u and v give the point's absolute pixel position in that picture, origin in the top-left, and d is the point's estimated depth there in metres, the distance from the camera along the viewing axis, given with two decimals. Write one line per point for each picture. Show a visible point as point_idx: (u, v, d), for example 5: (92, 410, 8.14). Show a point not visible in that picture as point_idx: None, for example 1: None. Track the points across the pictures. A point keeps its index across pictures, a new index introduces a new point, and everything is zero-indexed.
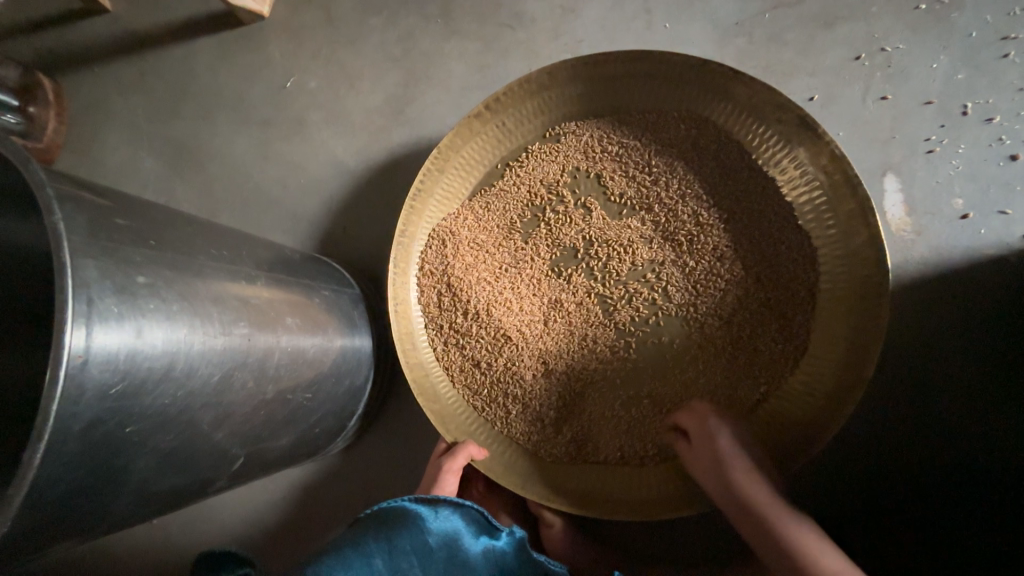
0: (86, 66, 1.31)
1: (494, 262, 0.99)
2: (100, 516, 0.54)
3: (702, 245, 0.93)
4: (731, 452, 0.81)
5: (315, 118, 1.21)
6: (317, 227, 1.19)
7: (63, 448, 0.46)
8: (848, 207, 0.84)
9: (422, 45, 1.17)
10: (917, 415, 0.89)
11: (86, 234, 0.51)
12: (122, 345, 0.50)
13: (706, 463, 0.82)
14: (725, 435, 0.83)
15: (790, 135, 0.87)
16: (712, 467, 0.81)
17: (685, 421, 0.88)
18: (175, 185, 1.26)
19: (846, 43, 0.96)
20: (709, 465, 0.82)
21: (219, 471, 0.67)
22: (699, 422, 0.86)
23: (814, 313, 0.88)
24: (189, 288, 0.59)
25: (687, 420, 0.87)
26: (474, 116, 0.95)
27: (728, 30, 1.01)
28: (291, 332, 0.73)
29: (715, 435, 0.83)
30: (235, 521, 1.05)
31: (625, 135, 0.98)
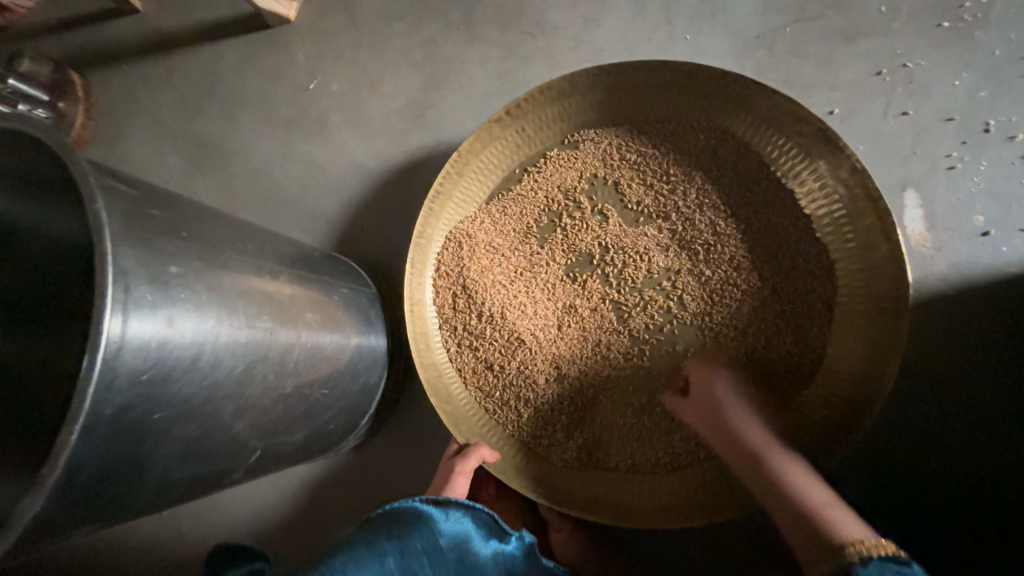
0: (115, 63, 1.35)
1: (510, 264, 1.00)
2: (125, 501, 0.55)
3: (718, 254, 0.93)
4: (733, 399, 0.83)
5: (336, 119, 1.23)
6: (334, 227, 1.20)
7: (95, 432, 0.47)
8: (867, 221, 0.84)
9: (444, 51, 1.19)
10: (933, 432, 0.88)
11: (124, 223, 0.52)
12: (155, 333, 0.51)
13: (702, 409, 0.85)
14: (727, 386, 0.85)
15: (810, 147, 0.87)
16: (713, 410, 0.83)
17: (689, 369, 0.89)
18: (197, 180, 1.29)
19: (868, 58, 0.97)
20: (708, 412, 0.83)
21: (236, 461, 0.67)
22: (700, 373, 0.87)
23: (831, 327, 0.87)
24: (217, 280, 0.60)
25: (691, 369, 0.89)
26: (494, 121, 0.97)
27: (748, 43, 1.02)
28: (310, 328, 0.74)
29: (719, 384, 0.85)
30: (244, 515, 1.05)
31: (645, 143, 0.99)
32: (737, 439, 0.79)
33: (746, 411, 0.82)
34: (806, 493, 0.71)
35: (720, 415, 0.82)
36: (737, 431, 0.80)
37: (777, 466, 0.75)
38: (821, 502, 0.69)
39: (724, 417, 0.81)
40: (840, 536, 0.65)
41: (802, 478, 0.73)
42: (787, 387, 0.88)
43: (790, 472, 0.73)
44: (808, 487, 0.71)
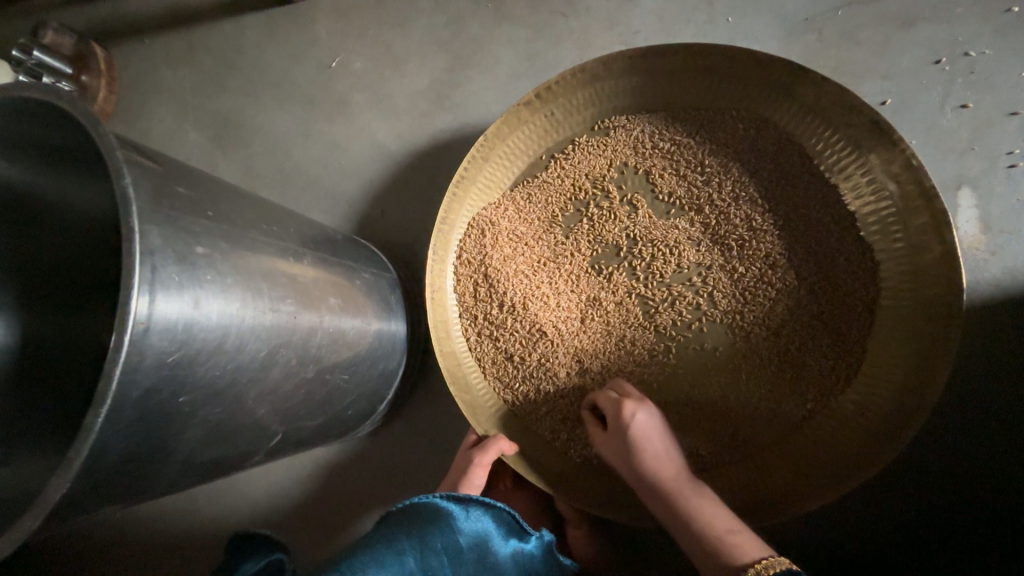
0: (137, 37, 1.34)
1: (533, 255, 0.97)
2: (149, 482, 0.54)
3: (753, 251, 0.89)
4: (645, 434, 0.79)
5: (359, 98, 1.20)
6: (354, 210, 1.18)
7: (121, 414, 0.46)
8: (920, 220, 0.79)
9: (471, 30, 1.15)
10: (972, 444, 0.84)
11: (152, 200, 0.50)
12: (182, 313, 0.50)
13: (616, 444, 0.81)
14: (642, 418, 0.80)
15: (860, 140, 0.82)
16: (626, 449, 0.79)
17: (602, 398, 0.85)
18: (218, 158, 1.27)
19: (926, 45, 0.90)
20: (622, 450, 0.80)
21: (257, 445, 0.67)
22: (614, 408, 0.82)
23: (871, 330, 0.83)
24: (241, 261, 0.59)
25: (605, 400, 0.84)
26: (524, 104, 0.93)
27: (796, 27, 0.96)
28: (333, 313, 0.73)
29: (632, 417, 0.80)
30: (260, 496, 1.06)
31: (679, 132, 0.94)
32: (651, 480, 0.76)
33: (654, 446, 0.79)
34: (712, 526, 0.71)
35: (633, 454, 0.78)
36: (648, 470, 0.77)
37: (685, 499, 0.74)
38: (723, 530, 0.70)
39: (636, 454, 0.78)
40: (744, 562, 0.66)
41: (711, 509, 0.72)
42: (819, 391, 0.85)
43: (697, 506, 0.73)
44: (713, 515, 0.72)
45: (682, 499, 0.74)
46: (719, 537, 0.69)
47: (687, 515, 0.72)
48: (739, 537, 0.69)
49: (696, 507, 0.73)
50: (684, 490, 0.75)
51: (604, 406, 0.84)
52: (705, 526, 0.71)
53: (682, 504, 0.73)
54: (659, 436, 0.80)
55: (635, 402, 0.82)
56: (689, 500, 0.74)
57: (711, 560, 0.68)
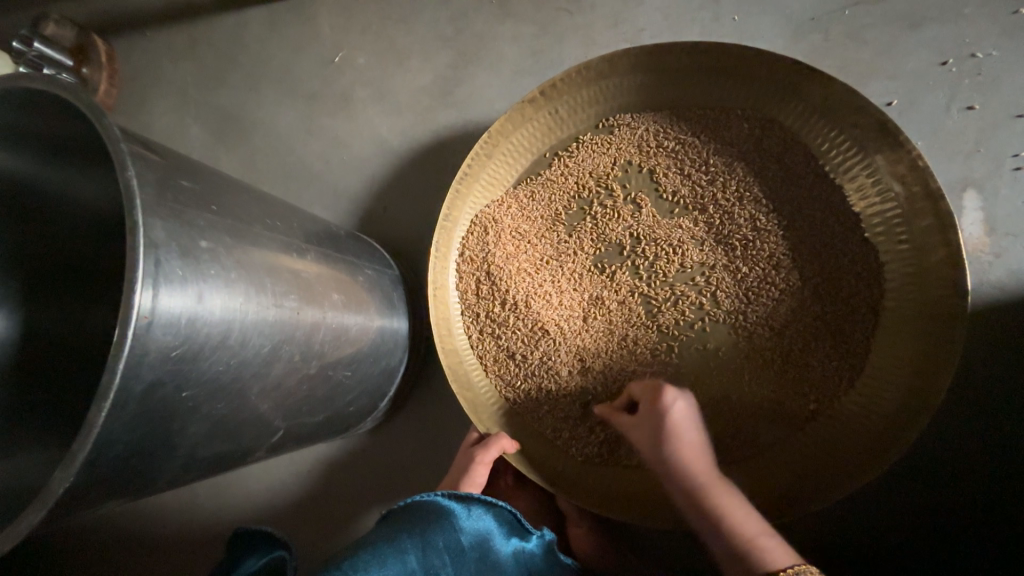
0: (139, 30, 1.33)
1: (536, 253, 0.97)
2: (153, 476, 0.54)
3: (757, 251, 0.89)
4: (681, 423, 0.78)
5: (361, 94, 1.20)
6: (356, 206, 1.18)
7: (123, 410, 0.46)
8: (924, 223, 0.78)
9: (476, 26, 1.14)
10: (974, 446, 0.84)
11: (156, 193, 0.50)
12: (186, 305, 0.50)
13: (647, 432, 0.79)
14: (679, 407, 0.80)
15: (866, 141, 0.82)
16: (659, 438, 0.77)
17: (636, 388, 0.84)
18: (219, 153, 1.27)
19: (933, 46, 0.90)
20: (654, 439, 0.78)
21: (259, 441, 0.67)
22: (651, 394, 0.81)
23: (874, 332, 0.83)
24: (245, 256, 0.58)
25: (638, 390, 0.84)
26: (528, 101, 0.92)
27: (803, 26, 0.96)
28: (336, 309, 0.73)
29: (671, 404, 0.79)
30: (260, 492, 1.06)
31: (684, 130, 0.94)
32: (683, 472, 0.74)
33: (689, 437, 0.78)
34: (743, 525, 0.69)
35: (667, 443, 0.77)
36: (680, 462, 0.75)
37: (717, 495, 0.72)
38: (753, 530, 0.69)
39: (670, 444, 0.76)
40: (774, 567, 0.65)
41: (741, 508, 0.71)
42: (821, 391, 0.85)
43: (728, 503, 0.71)
44: (744, 514, 0.70)
45: (714, 494, 0.72)
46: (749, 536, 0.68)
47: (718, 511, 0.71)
48: (769, 541, 0.67)
49: (727, 505, 0.71)
50: (716, 486, 0.73)
51: (638, 393, 0.83)
52: (736, 525, 0.69)
53: (714, 498, 0.71)
54: (693, 429, 0.79)
55: (673, 390, 0.81)
56: (721, 496, 0.72)
57: (738, 561, 0.67)
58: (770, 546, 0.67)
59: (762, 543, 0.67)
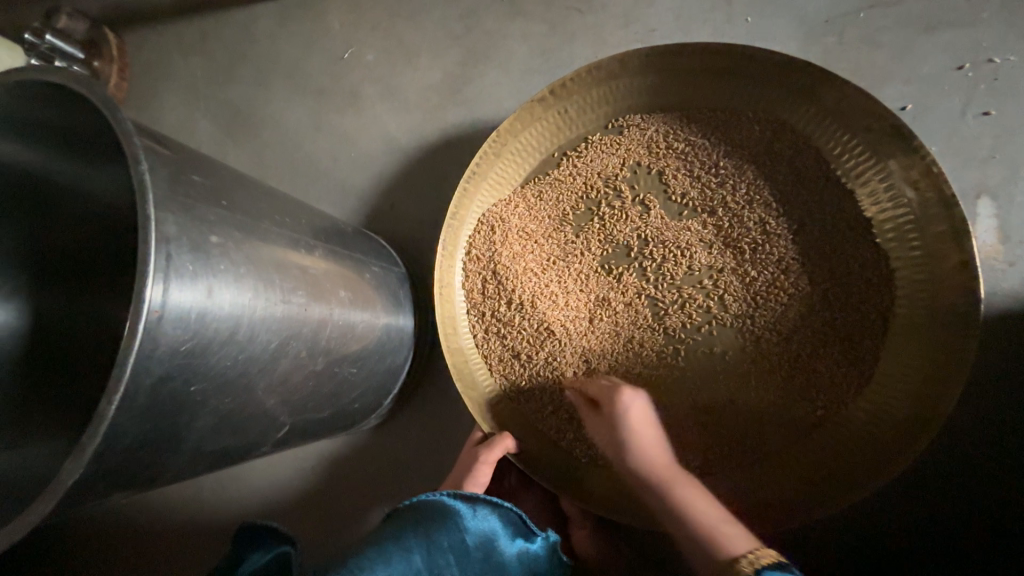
0: (150, 24, 1.34)
1: (543, 253, 0.97)
2: (160, 469, 0.54)
3: (766, 255, 0.88)
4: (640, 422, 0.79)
5: (370, 91, 1.20)
6: (363, 203, 1.18)
7: (133, 403, 0.46)
8: (938, 229, 0.77)
9: (486, 24, 1.14)
10: (983, 455, 0.83)
11: (168, 188, 0.50)
12: (196, 299, 0.50)
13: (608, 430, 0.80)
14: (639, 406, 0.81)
15: (879, 146, 0.81)
16: (618, 436, 0.78)
17: (594, 387, 0.85)
18: (228, 147, 1.27)
19: (949, 50, 0.89)
20: (614, 438, 0.79)
21: (265, 436, 0.67)
22: (609, 394, 0.82)
23: (884, 339, 0.83)
24: (254, 251, 0.58)
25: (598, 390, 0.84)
26: (537, 100, 0.92)
27: (817, 28, 0.95)
28: (343, 306, 0.73)
29: (628, 404, 0.80)
30: (263, 487, 1.07)
31: (694, 132, 0.93)
32: (642, 468, 0.75)
33: (647, 434, 0.78)
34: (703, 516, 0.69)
35: (626, 441, 0.77)
36: (638, 459, 0.76)
37: (676, 488, 0.72)
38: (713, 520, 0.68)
39: (627, 441, 0.77)
40: (736, 553, 0.64)
41: (702, 500, 0.71)
42: (829, 397, 0.84)
43: (687, 495, 0.71)
44: (703, 505, 0.70)
45: (673, 488, 0.72)
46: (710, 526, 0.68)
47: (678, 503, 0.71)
48: (730, 530, 0.67)
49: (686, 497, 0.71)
50: (675, 480, 0.73)
51: (597, 393, 0.84)
52: (696, 516, 0.69)
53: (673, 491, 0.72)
54: (653, 428, 0.79)
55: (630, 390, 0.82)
56: (680, 488, 0.72)
57: (701, 551, 0.66)
58: (733, 535, 0.67)
59: (725, 532, 0.67)
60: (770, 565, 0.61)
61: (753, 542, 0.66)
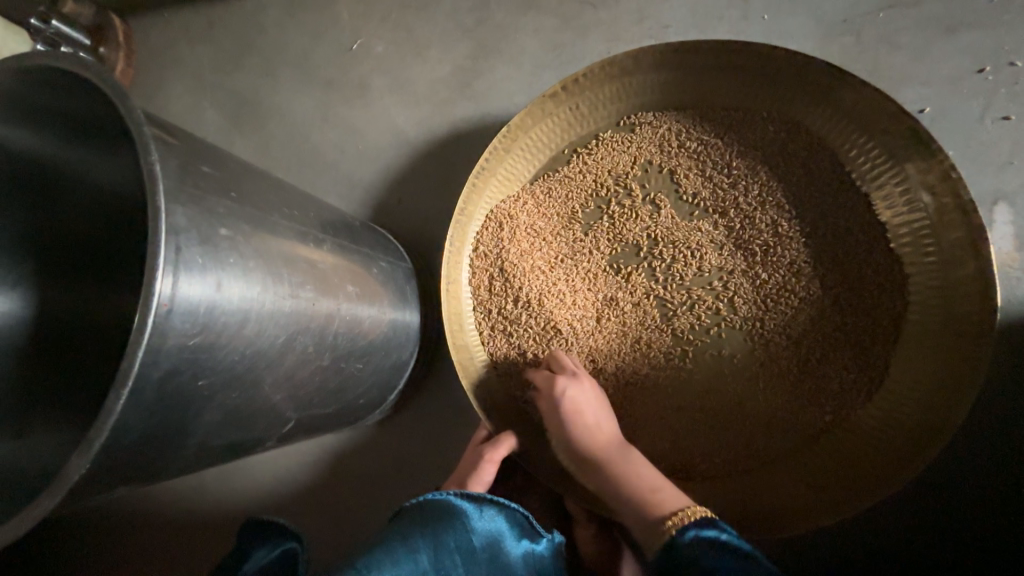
0: (157, 12, 1.32)
1: (551, 251, 0.96)
2: (167, 463, 0.54)
3: (777, 257, 0.87)
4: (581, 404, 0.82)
5: (378, 83, 1.18)
6: (370, 196, 1.17)
7: (141, 397, 0.46)
8: (955, 235, 0.76)
9: (497, 17, 1.12)
10: (991, 464, 0.83)
11: (177, 178, 0.50)
12: (205, 293, 0.49)
13: (551, 417, 0.82)
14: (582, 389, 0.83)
15: (896, 149, 0.80)
16: (560, 422, 0.81)
17: (539, 377, 0.87)
18: (233, 138, 1.26)
19: (970, 53, 0.87)
20: (556, 424, 0.81)
21: (271, 431, 0.66)
22: (550, 383, 0.84)
23: (896, 345, 0.82)
24: (263, 244, 0.58)
25: (542, 380, 0.86)
26: (549, 96, 0.91)
27: (835, 27, 0.93)
28: (350, 301, 0.72)
29: (564, 390, 0.82)
30: (265, 480, 1.06)
31: (707, 132, 0.92)
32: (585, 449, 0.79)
33: (587, 414, 0.81)
34: (640, 482, 0.74)
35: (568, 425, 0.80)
36: (580, 442, 0.79)
37: (616, 461, 0.77)
38: (650, 485, 0.73)
39: (568, 425, 0.80)
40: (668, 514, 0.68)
41: (641, 468, 0.76)
42: (837, 403, 0.83)
43: (627, 466, 0.76)
44: (641, 472, 0.75)
45: (613, 461, 0.77)
46: (647, 491, 0.72)
47: (618, 474, 0.75)
48: (666, 493, 0.71)
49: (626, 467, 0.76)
50: (616, 456, 0.78)
51: (541, 384, 0.85)
52: (635, 482, 0.74)
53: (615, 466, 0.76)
54: (596, 406, 0.82)
55: (569, 377, 0.84)
56: (619, 461, 0.77)
57: (642, 516, 0.70)
58: (667, 497, 0.71)
59: (659, 496, 0.71)
60: (695, 521, 0.64)
61: (684, 502, 0.69)
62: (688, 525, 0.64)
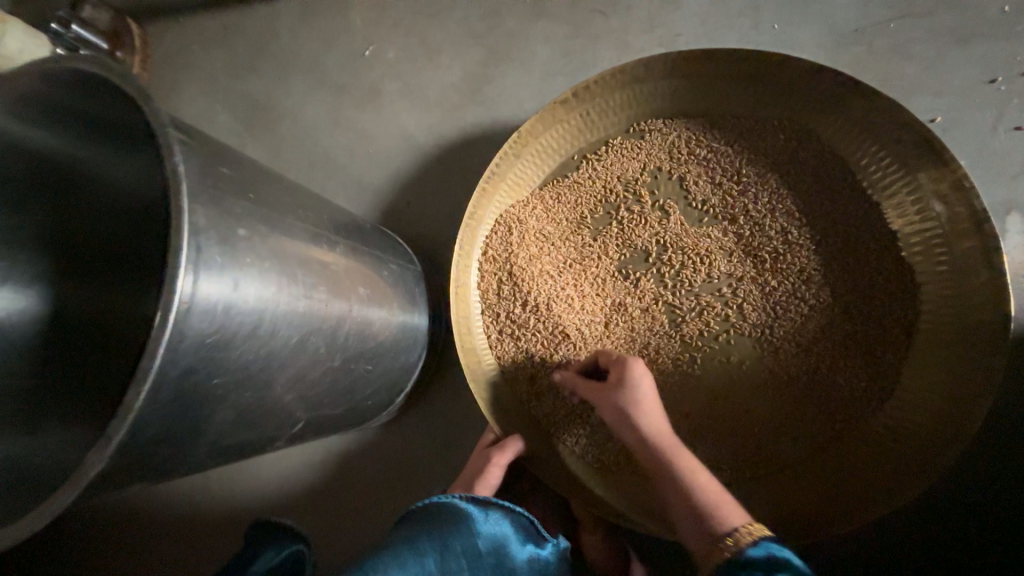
0: (173, 17, 1.35)
1: (560, 255, 0.96)
2: (179, 461, 0.55)
3: (788, 265, 0.87)
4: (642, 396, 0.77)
5: (389, 88, 1.20)
6: (379, 199, 1.18)
7: (158, 395, 0.46)
8: (967, 244, 0.76)
9: (508, 24, 1.13)
10: (1005, 476, 0.82)
11: (198, 179, 0.50)
12: (222, 291, 0.50)
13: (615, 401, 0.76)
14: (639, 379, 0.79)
15: (908, 158, 0.80)
16: (625, 407, 0.75)
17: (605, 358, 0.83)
18: (245, 140, 1.27)
19: (982, 63, 0.88)
20: (619, 408, 0.76)
21: (281, 430, 0.67)
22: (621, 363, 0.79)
23: (907, 354, 0.81)
24: (279, 246, 0.58)
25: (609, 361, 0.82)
26: (560, 102, 0.91)
27: (845, 37, 0.94)
28: (361, 303, 0.73)
29: (636, 374, 0.77)
30: (270, 481, 1.07)
31: (718, 139, 0.92)
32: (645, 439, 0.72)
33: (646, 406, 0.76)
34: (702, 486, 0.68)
35: (631, 412, 0.74)
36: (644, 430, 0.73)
37: (679, 459, 0.70)
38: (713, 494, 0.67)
39: (634, 412, 0.74)
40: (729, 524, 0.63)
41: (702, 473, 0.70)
42: (847, 411, 0.83)
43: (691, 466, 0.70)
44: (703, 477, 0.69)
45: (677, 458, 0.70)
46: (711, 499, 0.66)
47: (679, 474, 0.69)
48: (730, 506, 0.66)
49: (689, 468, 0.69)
50: (678, 451, 0.71)
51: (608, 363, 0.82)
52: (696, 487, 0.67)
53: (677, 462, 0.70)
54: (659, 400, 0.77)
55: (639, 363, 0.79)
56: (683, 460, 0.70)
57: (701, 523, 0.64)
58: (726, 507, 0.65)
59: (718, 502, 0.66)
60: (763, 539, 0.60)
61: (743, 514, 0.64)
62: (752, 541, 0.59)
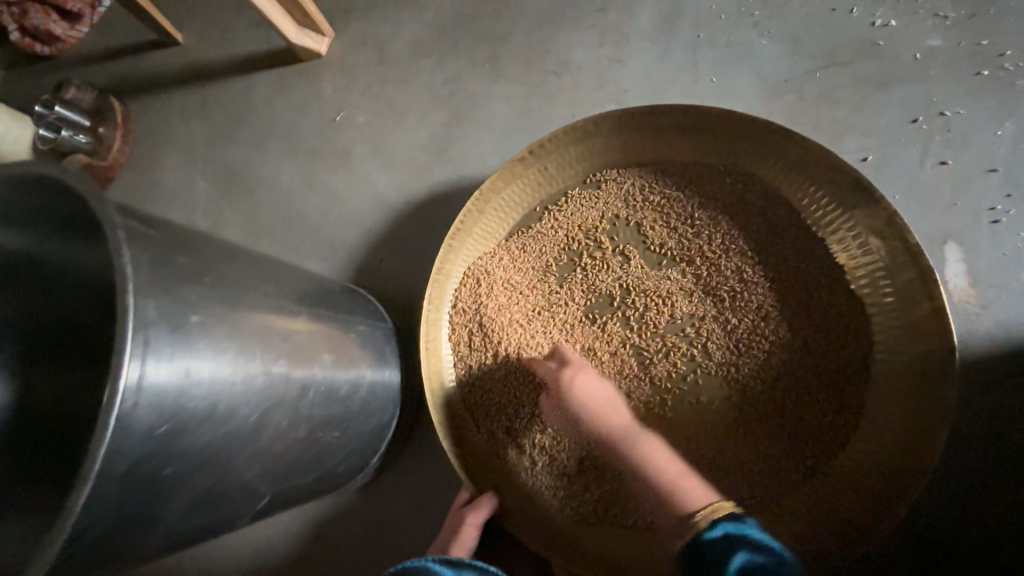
0: (153, 92, 1.41)
1: (528, 304, 0.98)
2: (133, 552, 0.54)
3: (746, 302, 0.90)
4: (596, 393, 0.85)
5: (361, 150, 1.25)
6: (353, 256, 1.21)
7: (103, 492, 0.47)
8: (907, 276, 0.80)
9: (469, 87, 1.21)
10: (981, 501, 0.82)
11: (151, 272, 0.52)
12: (173, 379, 0.51)
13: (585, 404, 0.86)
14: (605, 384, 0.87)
15: (845, 198, 0.84)
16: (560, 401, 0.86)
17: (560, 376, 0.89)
18: (223, 206, 1.31)
19: (904, 105, 0.95)
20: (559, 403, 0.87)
21: (245, 507, 0.66)
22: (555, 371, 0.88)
23: (868, 386, 0.83)
24: (237, 324, 0.60)
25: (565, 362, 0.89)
26: (517, 160, 0.96)
27: (778, 86, 1.01)
28: (326, 370, 0.73)
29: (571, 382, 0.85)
30: (247, 554, 1.03)
31: (669, 185, 0.97)
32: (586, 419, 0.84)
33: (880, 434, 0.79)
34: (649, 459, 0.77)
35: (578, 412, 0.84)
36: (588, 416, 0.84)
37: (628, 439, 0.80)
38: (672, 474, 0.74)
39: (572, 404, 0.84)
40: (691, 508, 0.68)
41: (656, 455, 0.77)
42: (818, 446, 0.84)
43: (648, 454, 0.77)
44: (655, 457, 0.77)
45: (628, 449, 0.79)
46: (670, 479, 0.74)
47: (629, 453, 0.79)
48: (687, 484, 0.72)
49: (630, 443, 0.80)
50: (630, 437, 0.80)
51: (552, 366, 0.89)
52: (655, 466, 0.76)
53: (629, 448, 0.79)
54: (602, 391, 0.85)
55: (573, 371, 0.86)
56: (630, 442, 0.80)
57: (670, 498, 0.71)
58: (695, 488, 0.71)
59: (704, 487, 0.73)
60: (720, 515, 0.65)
61: (709, 494, 0.70)
62: (720, 516, 0.65)
